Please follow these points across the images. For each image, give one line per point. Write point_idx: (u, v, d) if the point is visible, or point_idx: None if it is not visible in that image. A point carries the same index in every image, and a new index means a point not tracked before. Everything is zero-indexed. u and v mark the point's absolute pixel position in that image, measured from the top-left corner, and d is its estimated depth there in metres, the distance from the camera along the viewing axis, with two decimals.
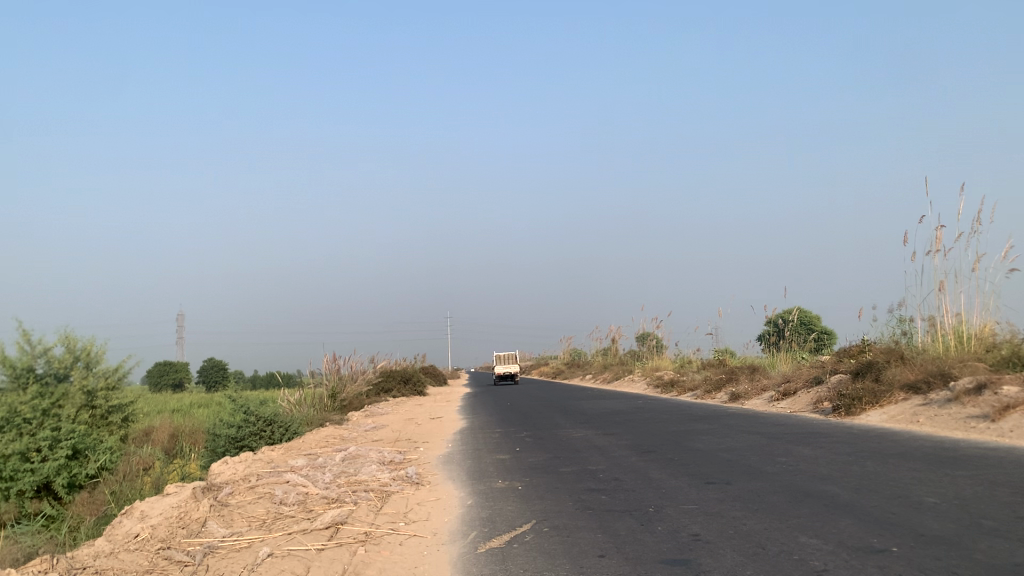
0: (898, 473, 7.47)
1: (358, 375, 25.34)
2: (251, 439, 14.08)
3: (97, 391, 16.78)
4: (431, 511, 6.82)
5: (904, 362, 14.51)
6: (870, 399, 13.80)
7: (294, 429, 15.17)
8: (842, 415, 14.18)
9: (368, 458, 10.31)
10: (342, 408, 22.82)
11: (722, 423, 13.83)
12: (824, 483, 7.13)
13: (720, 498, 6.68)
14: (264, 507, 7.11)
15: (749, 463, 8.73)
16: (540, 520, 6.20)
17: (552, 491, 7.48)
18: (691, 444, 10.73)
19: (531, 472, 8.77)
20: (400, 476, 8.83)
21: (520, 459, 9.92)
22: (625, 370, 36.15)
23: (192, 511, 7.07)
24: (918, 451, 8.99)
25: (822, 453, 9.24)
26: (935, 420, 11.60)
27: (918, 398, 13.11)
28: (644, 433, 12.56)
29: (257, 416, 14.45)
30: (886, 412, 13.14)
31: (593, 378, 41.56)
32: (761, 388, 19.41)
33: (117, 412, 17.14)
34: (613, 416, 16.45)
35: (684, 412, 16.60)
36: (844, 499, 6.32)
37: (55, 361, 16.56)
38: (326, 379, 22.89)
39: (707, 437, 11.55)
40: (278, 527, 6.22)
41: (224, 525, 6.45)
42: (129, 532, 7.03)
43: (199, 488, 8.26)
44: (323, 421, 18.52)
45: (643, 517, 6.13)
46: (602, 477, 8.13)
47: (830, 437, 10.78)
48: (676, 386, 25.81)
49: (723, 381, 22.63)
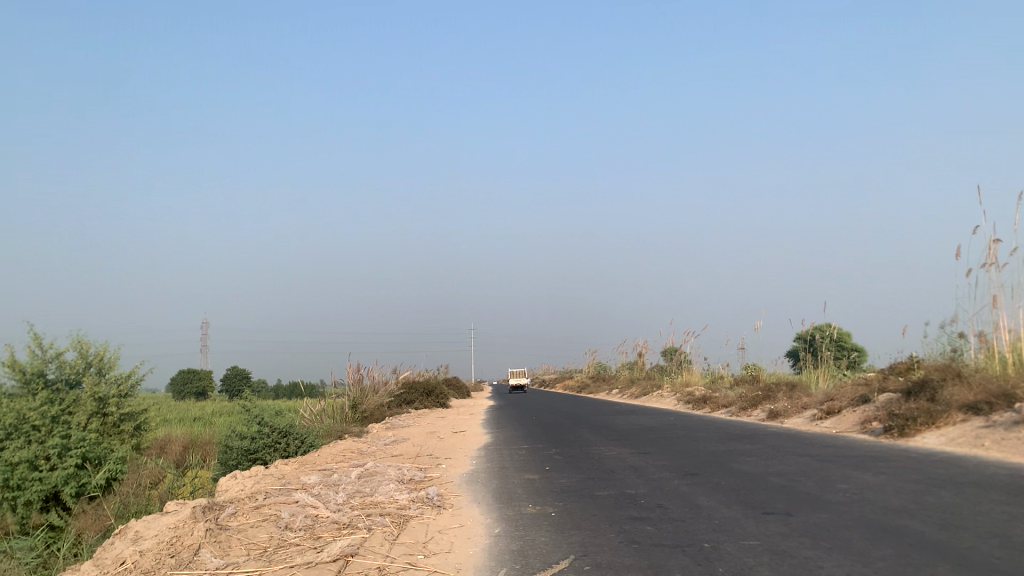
0: (984, 506, 6.57)
1: (380, 387, 24.66)
2: (265, 452, 13.38)
3: (110, 398, 16.22)
4: (454, 541, 6.03)
5: (961, 381, 13.49)
6: (925, 420, 12.83)
7: (311, 442, 14.41)
8: (894, 437, 13.20)
9: (386, 475, 9.54)
10: (363, 419, 22.11)
11: (765, 443, 12.95)
12: (902, 517, 6.24)
13: (786, 533, 5.82)
14: (267, 533, 6.34)
15: (808, 490, 7.84)
16: (581, 557, 5.38)
17: (589, 519, 6.67)
18: (737, 467, 9.86)
19: (563, 496, 7.95)
20: (419, 497, 8.02)
21: (550, 480, 9.11)
22: (653, 385, 35.13)
23: (186, 536, 6.31)
24: (998, 480, 8.05)
25: (887, 480, 8.31)
26: (1003, 444, 10.63)
27: (979, 420, 12.12)
28: (683, 453, 11.66)
29: (273, 427, 13.75)
30: (944, 434, 12.14)
31: (619, 393, 40.51)
32: (800, 406, 18.40)
33: (130, 421, 16.55)
34: (647, 432, 15.55)
35: (722, 430, 15.68)
36: (932, 538, 5.46)
37: (67, 366, 16.10)
38: (348, 390, 22.22)
39: (752, 458, 10.65)
40: (280, 559, 5.45)
41: (220, 555, 5.69)
42: (118, 558, 6.30)
43: (199, 506, 7.52)
44: (342, 433, 17.76)
45: (699, 555, 5.30)
46: (645, 504, 7.30)
47: (888, 462, 9.85)
48: (708, 402, 24.85)
49: (760, 399, 21.64)
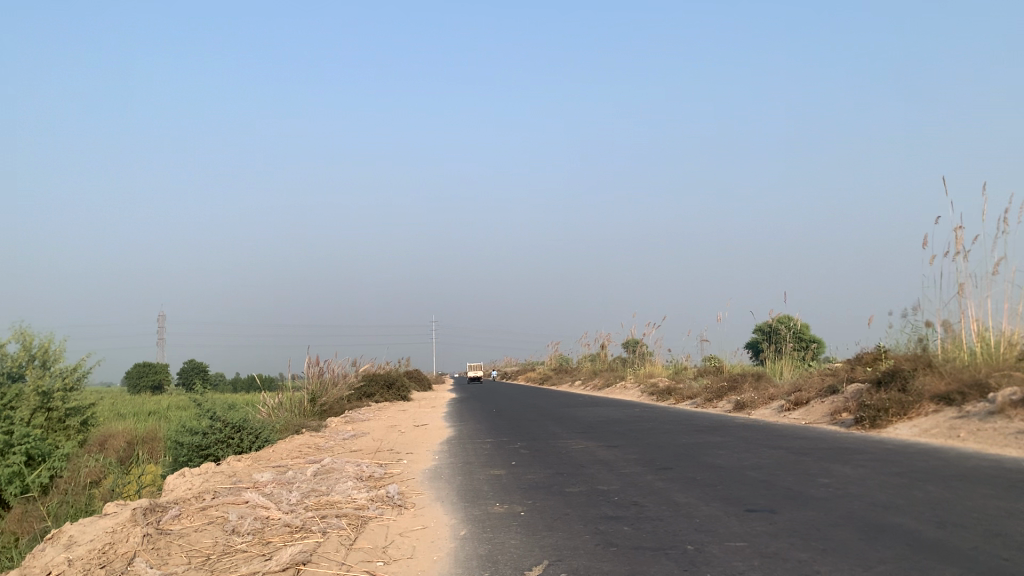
0: (976, 501, 6.25)
1: (340, 379, 24.07)
2: (217, 447, 12.74)
3: (55, 392, 15.47)
4: (416, 545, 5.55)
5: (932, 371, 13.28)
6: (898, 411, 12.59)
7: (265, 437, 13.78)
8: (866, 428, 12.96)
9: (343, 473, 9.00)
10: (323, 413, 21.52)
11: (736, 435, 12.63)
12: (893, 514, 5.89)
13: (773, 533, 5.44)
14: (210, 538, 5.79)
15: (788, 485, 7.48)
16: (555, 562, 4.93)
17: (562, 519, 6.23)
18: (710, 460, 9.51)
19: (532, 493, 7.50)
20: (379, 497, 7.51)
21: (517, 476, 8.65)
22: (615, 377, 34.90)
23: (119, 544, 5.73)
24: (981, 472, 7.77)
25: (868, 473, 7.99)
26: (979, 435, 10.40)
27: (952, 410, 11.92)
28: (653, 445, 11.31)
29: (225, 422, 13.08)
30: (917, 425, 11.93)
31: (582, 385, 40.21)
32: (768, 397, 18.18)
33: (77, 415, 15.84)
34: (613, 425, 15.18)
35: (689, 422, 15.39)
36: (930, 538, 5.09)
37: (10, 360, 15.41)
38: (307, 383, 21.59)
39: (725, 451, 10.32)
40: (224, 568, 4.91)
41: (159, 564, 5.15)
42: (44, 569, 5.70)
43: (140, 508, 6.93)
44: (299, 428, 17.12)
45: (683, 559, 4.88)
46: (619, 501, 6.88)
47: (866, 454, 9.56)
48: (673, 393, 24.62)
49: (725, 390, 21.44)
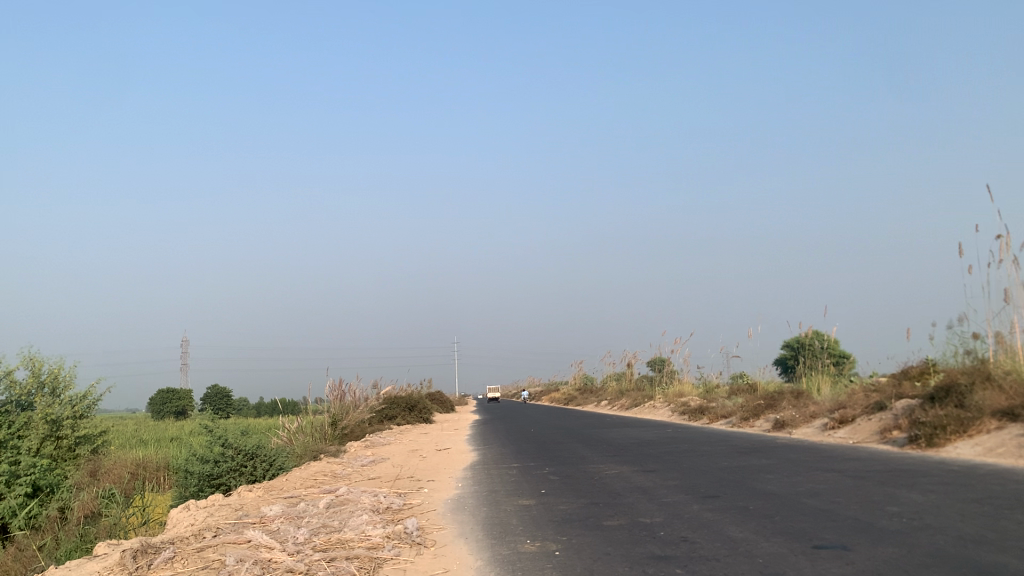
0: None
1: (361, 402, 23.35)
2: (230, 477, 12.05)
3: (64, 419, 14.83)
4: None
5: (990, 384, 12.34)
6: (956, 428, 11.65)
7: (280, 464, 13.07)
8: (922, 447, 12.03)
9: (358, 504, 8.25)
10: (344, 437, 20.80)
11: (782, 456, 11.76)
12: (987, 551, 5.06)
13: None
14: None
15: (855, 516, 6.62)
16: None
17: (603, 560, 5.43)
18: (760, 486, 8.64)
19: (568, 527, 6.72)
20: (396, 533, 6.75)
21: (548, 507, 7.86)
22: (643, 397, 33.90)
23: None
24: None
25: (941, 500, 7.13)
26: None
27: (1018, 427, 10.98)
28: (693, 469, 10.47)
29: (237, 449, 12.39)
30: (979, 444, 11.00)
31: (609, 405, 39.15)
32: (808, 415, 17.22)
33: (87, 443, 15.24)
34: (647, 448, 14.29)
35: (728, 442, 14.50)
36: None
37: (18, 387, 14.82)
38: (329, 405, 20.99)
39: (773, 476, 9.46)
40: None
41: None
42: None
43: (130, 550, 6.21)
44: (317, 454, 16.39)
45: None
46: (667, 537, 6.08)
47: (932, 477, 8.67)
48: (706, 413, 23.67)
49: (762, 408, 20.50)
